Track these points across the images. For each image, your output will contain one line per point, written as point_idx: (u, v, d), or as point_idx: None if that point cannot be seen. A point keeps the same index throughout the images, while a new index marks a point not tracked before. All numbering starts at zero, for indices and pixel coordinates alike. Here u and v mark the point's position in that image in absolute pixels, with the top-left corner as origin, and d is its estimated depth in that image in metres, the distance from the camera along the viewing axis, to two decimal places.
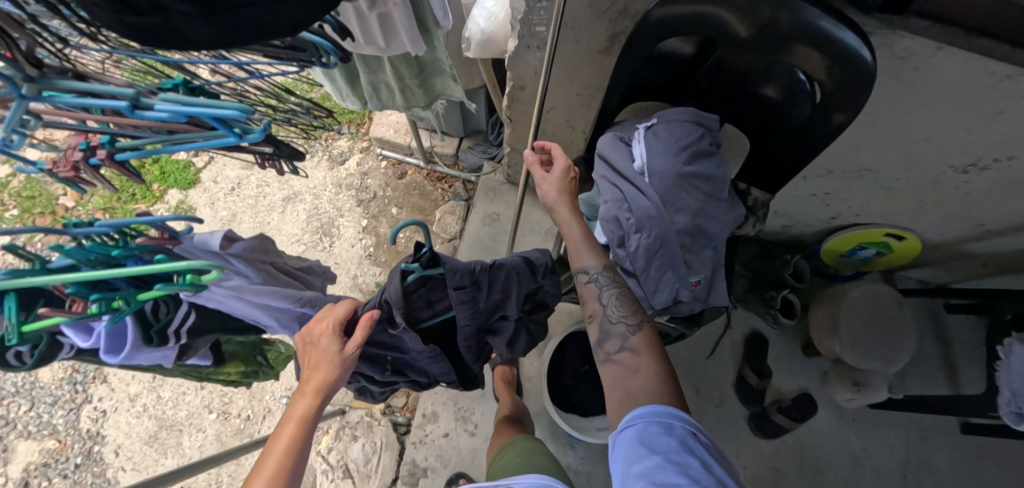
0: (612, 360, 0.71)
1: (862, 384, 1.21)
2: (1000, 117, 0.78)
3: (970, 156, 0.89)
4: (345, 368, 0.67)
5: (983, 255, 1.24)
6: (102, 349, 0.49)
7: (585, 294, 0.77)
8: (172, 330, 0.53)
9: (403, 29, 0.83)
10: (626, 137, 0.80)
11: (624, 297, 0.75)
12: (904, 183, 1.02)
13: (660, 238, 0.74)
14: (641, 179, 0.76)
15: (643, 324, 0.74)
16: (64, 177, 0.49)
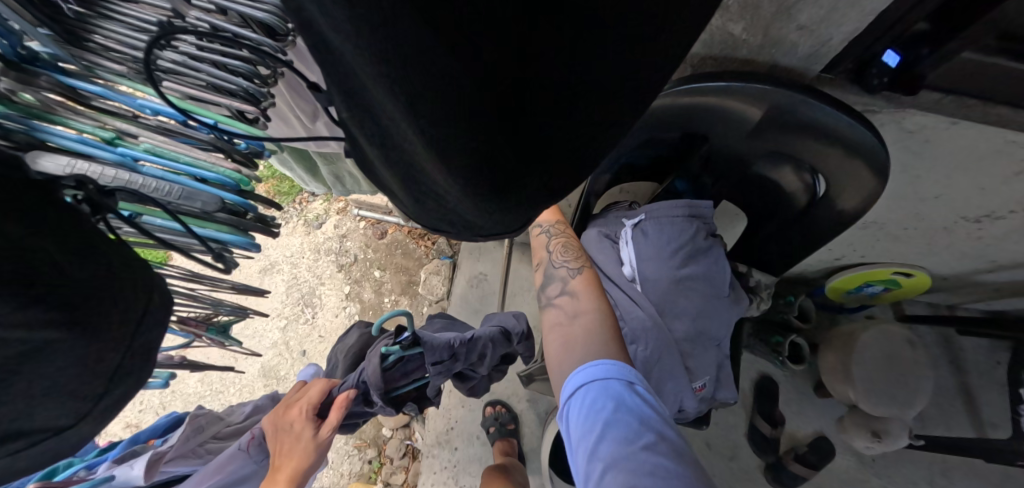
0: (552, 303, 0.68)
1: (881, 431, 1.14)
2: (1017, 178, 0.71)
3: (984, 209, 0.82)
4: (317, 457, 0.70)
5: (996, 285, 1.18)
6: None
7: (535, 244, 0.75)
8: None
9: None
10: (613, 233, 0.74)
11: (570, 246, 0.72)
12: (913, 231, 0.95)
13: (658, 348, 0.68)
14: (632, 283, 0.69)
15: (585, 267, 0.70)
16: None
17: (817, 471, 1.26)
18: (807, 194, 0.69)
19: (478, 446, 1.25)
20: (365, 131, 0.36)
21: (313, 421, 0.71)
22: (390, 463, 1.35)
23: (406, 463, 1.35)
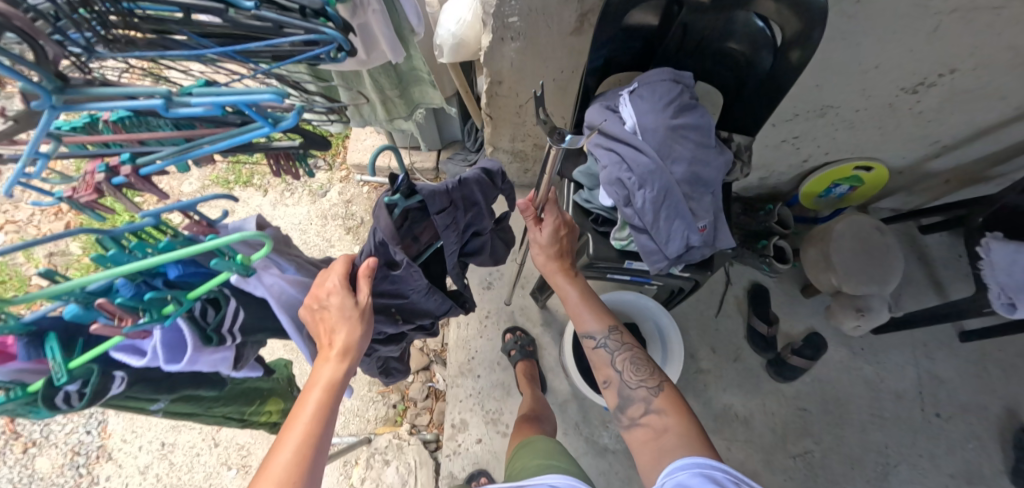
0: (638, 424, 0.77)
1: (865, 308, 1.26)
2: (937, 32, 0.86)
3: (918, 76, 0.97)
4: (368, 328, 0.61)
5: (944, 173, 1.33)
6: (160, 361, 0.46)
7: (597, 359, 0.86)
8: (227, 328, 0.50)
9: (382, 38, 0.86)
10: (613, 105, 0.85)
11: (636, 362, 0.83)
12: (865, 113, 1.09)
13: (663, 188, 0.78)
14: (635, 138, 0.80)
15: (662, 385, 0.81)
16: (87, 202, 0.47)
17: (813, 362, 1.37)
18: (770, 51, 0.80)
19: (500, 371, 1.33)
20: None
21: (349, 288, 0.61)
22: (414, 405, 1.40)
23: (430, 405, 1.40)
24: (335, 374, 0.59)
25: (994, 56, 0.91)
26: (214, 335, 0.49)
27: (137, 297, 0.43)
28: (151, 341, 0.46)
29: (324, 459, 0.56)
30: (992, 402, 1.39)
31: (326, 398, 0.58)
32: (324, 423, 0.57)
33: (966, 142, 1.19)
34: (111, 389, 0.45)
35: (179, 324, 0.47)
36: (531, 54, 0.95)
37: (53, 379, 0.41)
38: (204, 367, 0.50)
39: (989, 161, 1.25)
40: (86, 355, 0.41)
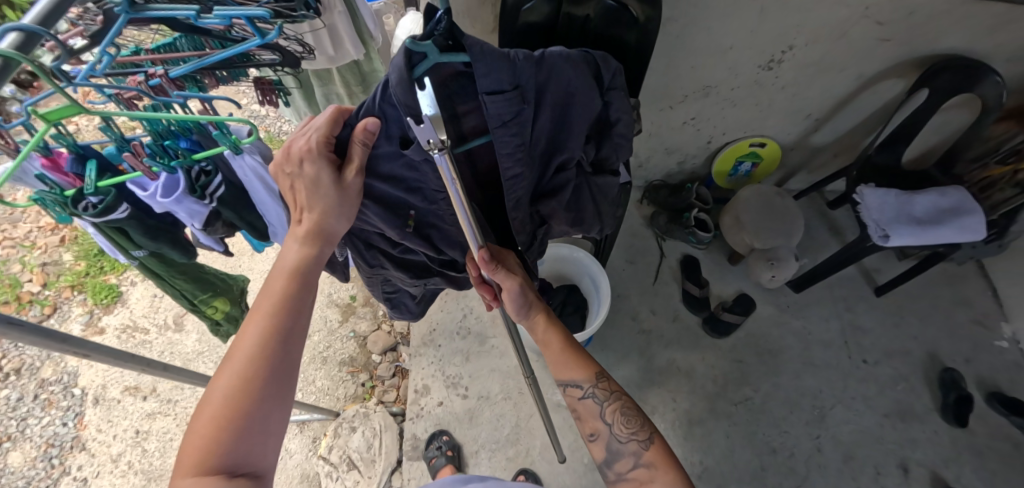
0: (625, 479, 0.76)
1: (775, 258, 1.46)
2: (764, 15, 1.12)
3: (767, 54, 1.23)
4: (342, 209, 0.67)
5: (829, 147, 1.57)
6: (160, 195, 0.66)
7: (584, 410, 0.82)
8: (209, 191, 0.72)
9: (347, 37, 1.05)
10: None
11: (626, 413, 0.80)
12: (739, 90, 1.35)
13: None
14: None
15: (653, 437, 0.77)
16: (128, 99, 0.66)
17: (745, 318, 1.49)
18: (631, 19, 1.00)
19: (460, 340, 1.46)
20: None
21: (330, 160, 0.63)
22: (382, 383, 1.48)
23: (396, 382, 1.48)
24: (304, 258, 0.67)
25: (820, 33, 1.17)
26: (200, 190, 0.70)
27: (158, 147, 0.65)
28: (156, 182, 0.67)
29: (290, 347, 0.63)
30: (914, 345, 1.48)
31: (292, 283, 0.66)
32: (290, 313, 0.64)
33: (834, 113, 1.44)
34: (116, 213, 0.64)
35: (177, 175, 0.68)
36: None
37: (84, 189, 0.61)
38: (184, 211, 0.70)
39: (861, 131, 1.49)
40: (109, 179, 0.61)
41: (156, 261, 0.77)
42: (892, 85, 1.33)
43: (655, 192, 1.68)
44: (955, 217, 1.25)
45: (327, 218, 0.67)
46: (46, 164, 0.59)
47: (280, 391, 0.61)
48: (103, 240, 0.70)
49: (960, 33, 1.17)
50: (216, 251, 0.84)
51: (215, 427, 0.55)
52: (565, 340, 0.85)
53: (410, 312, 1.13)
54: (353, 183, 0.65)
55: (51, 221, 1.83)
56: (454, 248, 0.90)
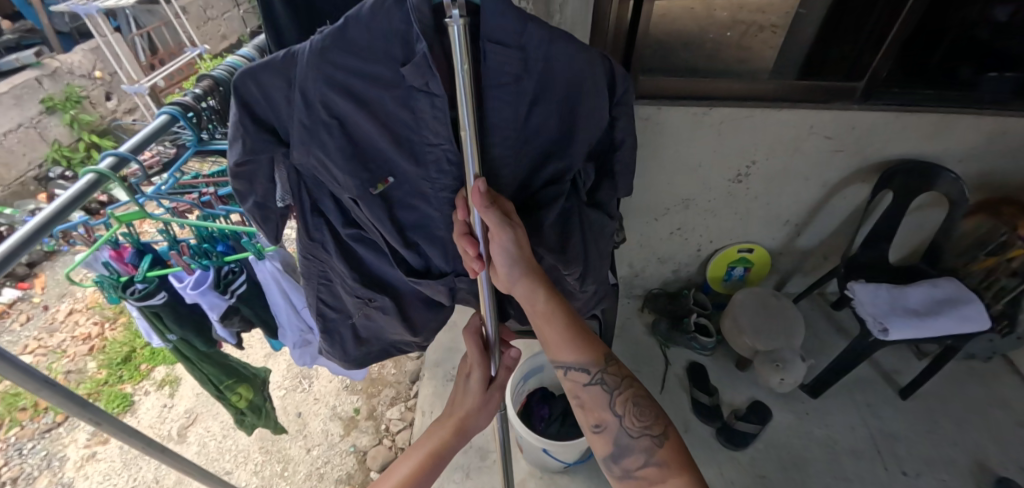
0: (634, 478, 0.61)
1: (780, 360, 1.44)
2: (722, 137, 1.30)
3: (733, 169, 1.39)
4: (481, 408, 0.78)
5: (815, 249, 1.64)
6: (189, 286, 0.76)
7: (587, 399, 0.65)
8: (231, 287, 0.82)
9: None
10: None
11: (640, 403, 0.64)
12: (716, 202, 1.47)
13: None
14: None
15: (666, 431, 0.62)
16: (181, 212, 0.83)
17: (762, 428, 1.41)
18: None
19: (461, 454, 1.40)
20: None
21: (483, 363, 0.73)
22: None
23: None
24: (447, 437, 0.75)
25: (774, 150, 1.34)
26: (223, 285, 0.81)
27: (200, 249, 0.79)
28: (190, 276, 0.77)
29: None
30: (956, 453, 1.35)
31: None
32: (424, 473, 0.72)
33: (810, 218, 1.54)
34: (155, 298, 0.76)
35: (209, 271, 0.79)
36: None
37: (135, 276, 0.74)
38: (205, 302, 0.78)
39: (842, 233, 1.58)
40: (156, 270, 0.75)
41: (185, 345, 0.86)
42: (858, 189, 1.45)
43: (654, 300, 1.72)
44: (951, 307, 1.26)
45: (471, 414, 0.77)
46: (113, 254, 0.73)
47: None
48: (144, 323, 0.81)
49: (901, 141, 1.32)
50: (230, 344, 0.91)
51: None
52: (568, 322, 0.66)
53: (345, 355, 0.91)
54: (490, 394, 0.78)
55: (85, 334, 2.01)
56: (421, 244, 0.71)
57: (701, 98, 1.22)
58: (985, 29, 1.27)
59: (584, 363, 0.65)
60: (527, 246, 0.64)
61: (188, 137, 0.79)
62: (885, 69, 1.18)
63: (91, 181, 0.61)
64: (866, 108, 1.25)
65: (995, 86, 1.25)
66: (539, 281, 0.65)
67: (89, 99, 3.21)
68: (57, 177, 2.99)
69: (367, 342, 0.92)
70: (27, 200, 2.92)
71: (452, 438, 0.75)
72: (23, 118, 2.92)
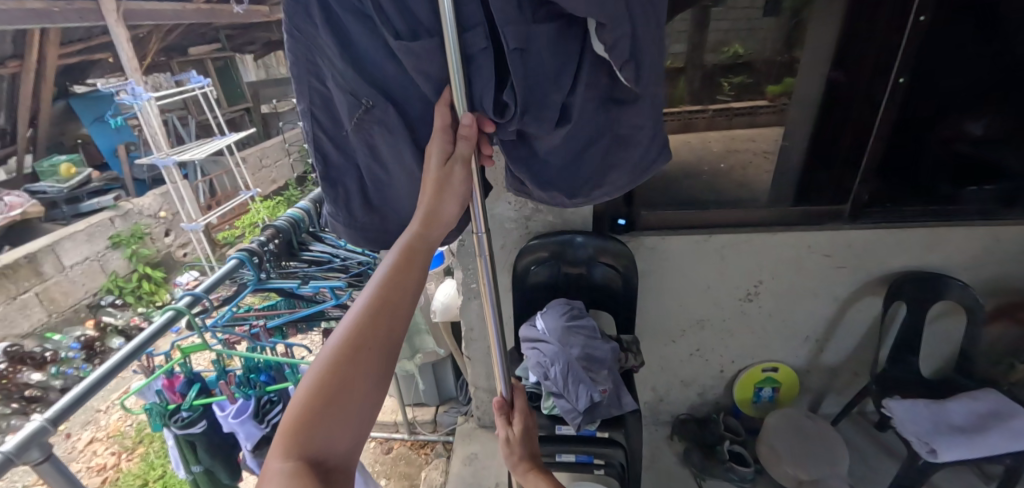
0: None
1: None
2: (726, 259, 1.38)
3: (742, 289, 1.44)
4: (440, 190, 0.55)
5: (842, 365, 1.59)
6: (231, 413, 0.80)
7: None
8: (268, 417, 0.84)
9: None
10: (532, 321, 1.17)
11: None
12: (731, 321, 1.50)
13: (565, 363, 1.03)
14: (543, 335, 1.09)
15: None
16: (232, 343, 0.91)
17: None
18: (618, 279, 1.19)
19: None
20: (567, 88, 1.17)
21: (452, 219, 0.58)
22: None
23: None
24: (411, 234, 0.56)
25: (778, 270, 1.41)
26: (261, 414, 0.83)
27: (244, 378, 0.85)
28: (233, 405, 0.81)
29: (398, 326, 0.52)
30: None
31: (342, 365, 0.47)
32: (392, 287, 0.53)
33: (830, 334, 1.53)
34: (193, 427, 0.80)
35: (251, 400, 0.82)
36: (489, 309, 1.38)
37: (181, 404, 0.80)
38: (243, 432, 0.81)
39: (866, 347, 1.55)
40: (201, 399, 0.81)
41: (208, 477, 0.86)
42: (870, 302, 1.47)
43: (683, 427, 1.64)
44: (997, 422, 1.20)
45: (433, 201, 0.55)
46: (166, 383, 0.81)
47: (379, 381, 0.49)
48: (175, 452, 0.84)
49: (901, 256, 1.39)
50: (255, 475, 0.91)
51: (284, 438, 0.44)
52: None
53: (350, 221, 0.64)
54: (456, 168, 0.55)
55: (100, 467, 1.98)
56: None
57: (699, 227, 1.34)
58: (966, 143, 1.33)
59: None
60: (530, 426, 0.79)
61: (249, 277, 0.91)
62: (865, 191, 1.32)
63: (169, 317, 0.72)
64: (858, 227, 1.35)
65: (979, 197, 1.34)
66: (536, 471, 0.78)
67: (151, 236, 3.62)
68: (108, 304, 3.20)
69: (378, 212, 0.65)
70: (75, 326, 3.10)
71: (417, 234, 0.56)
72: (91, 252, 3.24)
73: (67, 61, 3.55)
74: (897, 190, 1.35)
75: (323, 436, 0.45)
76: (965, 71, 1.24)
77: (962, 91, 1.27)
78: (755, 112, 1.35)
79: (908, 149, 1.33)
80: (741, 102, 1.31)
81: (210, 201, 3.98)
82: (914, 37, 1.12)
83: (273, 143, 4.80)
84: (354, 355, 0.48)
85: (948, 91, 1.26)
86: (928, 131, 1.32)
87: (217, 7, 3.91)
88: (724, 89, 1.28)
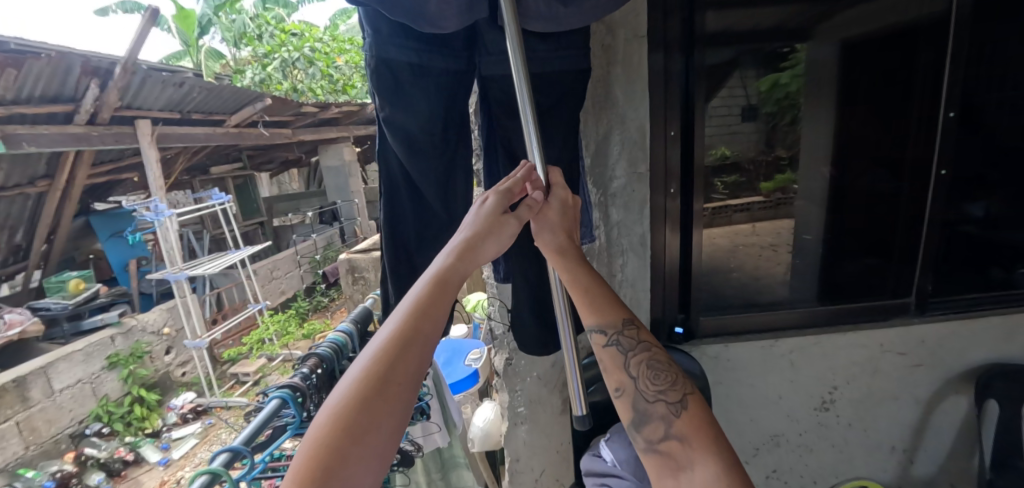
0: (657, 449, 0.61)
1: None
2: (796, 366, 1.27)
3: (816, 398, 1.30)
4: (490, 229, 0.65)
5: (939, 479, 1.39)
6: None
7: (607, 359, 0.67)
8: None
9: (440, 434, 1.17)
10: (597, 451, 1.03)
11: (657, 368, 0.65)
12: (808, 436, 1.34)
13: None
14: (614, 467, 0.93)
15: (686, 399, 0.62)
16: None
17: None
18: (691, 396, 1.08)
19: None
20: (617, 202, 1.11)
21: (471, 261, 0.62)
22: None
23: None
24: (447, 262, 0.60)
25: (852, 373, 1.29)
26: None
27: None
28: None
29: (422, 358, 0.51)
30: None
31: (362, 399, 0.46)
32: (426, 314, 0.54)
33: (918, 443, 1.36)
34: None
35: None
36: (537, 434, 1.23)
37: None
38: None
39: (963, 457, 1.37)
40: None
41: None
42: (955, 403, 1.32)
43: None
44: None
45: (482, 237, 0.64)
46: None
47: (401, 417, 0.47)
48: None
49: (978, 350, 1.29)
50: None
51: (300, 481, 0.40)
52: (592, 277, 0.69)
53: None
54: (508, 222, 0.66)
55: None
56: None
57: (763, 332, 1.26)
58: (971, 225, 1.29)
59: (606, 322, 0.67)
60: (565, 218, 0.70)
61: (290, 418, 0.81)
62: (927, 282, 1.27)
63: (203, 482, 0.57)
64: (928, 321, 1.27)
65: None
66: (570, 254, 0.69)
67: (151, 354, 3.45)
68: (93, 433, 2.97)
69: None
70: (53, 460, 2.80)
71: (448, 267, 0.59)
72: (86, 373, 3.05)
73: (95, 181, 3.70)
74: (957, 280, 1.30)
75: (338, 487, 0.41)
76: (976, 178, 1.26)
77: (980, 188, 1.27)
78: (753, 208, 1.27)
79: (946, 252, 1.29)
80: (737, 199, 1.23)
81: (215, 315, 3.91)
82: (949, 134, 1.17)
83: (286, 254, 4.84)
84: (380, 386, 0.47)
85: (966, 195, 1.27)
86: (956, 224, 1.28)
87: (244, 131, 4.20)
88: (718, 188, 1.20)
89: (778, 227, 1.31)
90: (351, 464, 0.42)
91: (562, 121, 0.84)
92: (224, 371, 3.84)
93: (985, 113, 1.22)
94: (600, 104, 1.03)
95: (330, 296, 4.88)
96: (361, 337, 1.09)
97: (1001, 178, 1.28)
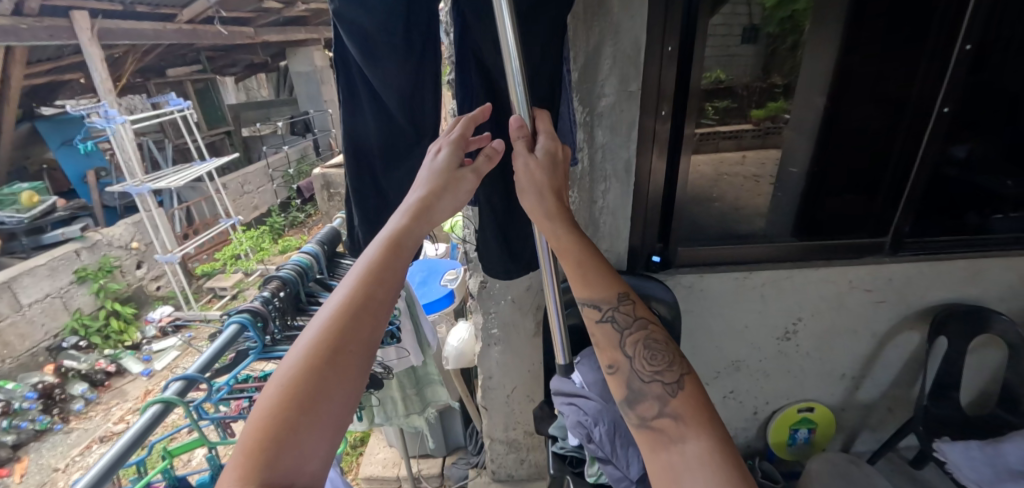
0: (651, 426, 0.60)
1: None
2: (766, 297, 1.30)
3: (780, 328, 1.35)
4: (448, 184, 0.59)
5: (880, 402, 1.50)
6: None
7: (601, 337, 0.67)
8: None
9: (412, 350, 1.18)
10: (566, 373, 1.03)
11: (655, 348, 0.65)
12: (768, 362, 1.40)
13: (612, 422, 0.89)
14: (583, 390, 0.95)
15: (682, 379, 0.62)
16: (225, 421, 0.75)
17: None
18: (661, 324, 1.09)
19: None
20: (603, 123, 1.04)
21: (427, 219, 0.57)
22: None
23: None
24: (402, 223, 0.55)
25: (818, 307, 1.32)
26: None
27: None
28: None
29: (377, 324, 0.47)
30: None
31: (312, 371, 0.42)
32: (380, 278, 0.49)
33: (867, 371, 1.45)
34: None
35: None
36: (509, 355, 1.25)
37: None
38: None
39: (906, 384, 1.47)
40: None
41: None
42: (909, 337, 1.39)
43: None
44: None
45: (438, 194, 0.58)
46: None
47: (357, 386, 0.44)
48: None
49: (940, 288, 1.33)
50: None
51: (246, 457, 0.37)
52: (582, 247, 0.64)
53: None
54: (465, 175, 0.61)
55: None
56: None
57: (738, 263, 1.26)
58: (952, 168, 1.25)
59: (599, 296, 0.65)
60: (557, 174, 0.65)
61: (253, 342, 0.78)
62: (907, 221, 1.24)
63: (156, 413, 0.54)
64: (899, 260, 1.29)
65: (1009, 225, 1.29)
66: (560, 216, 0.63)
67: (120, 269, 3.39)
68: (71, 346, 2.99)
69: None
70: (32, 370, 2.84)
71: (402, 229, 0.54)
72: (54, 288, 2.99)
73: (35, 82, 3.35)
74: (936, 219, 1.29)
75: (290, 460, 0.38)
76: (975, 114, 1.21)
77: (976, 127, 1.22)
78: (742, 136, 1.22)
79: (932, 190, 1.25)
80: (727, 126, 1.16)
81: (186, 230, 3.81)
82: (964, 64, 1.07)
83: (256, 168, 4.63)
84: (332, 356, 0.44)
85: (961, 132, 1.22)
86: (945, 163, 1.24)
87: (199, 29, 3.77)
88: (708, 113, 1.11)
89: (763, 158, 1.29)
90: (303, 437, 0.39)
91: (545, 29, 0.73)
92: (200, 286, 3.83)
93: (1003, 40, 1.10)
94: (592, 11, 0.92)
95: (305, 212, 4.77)
96: (328, 258, 1.05)
97: (1000, 114, 1.22)
